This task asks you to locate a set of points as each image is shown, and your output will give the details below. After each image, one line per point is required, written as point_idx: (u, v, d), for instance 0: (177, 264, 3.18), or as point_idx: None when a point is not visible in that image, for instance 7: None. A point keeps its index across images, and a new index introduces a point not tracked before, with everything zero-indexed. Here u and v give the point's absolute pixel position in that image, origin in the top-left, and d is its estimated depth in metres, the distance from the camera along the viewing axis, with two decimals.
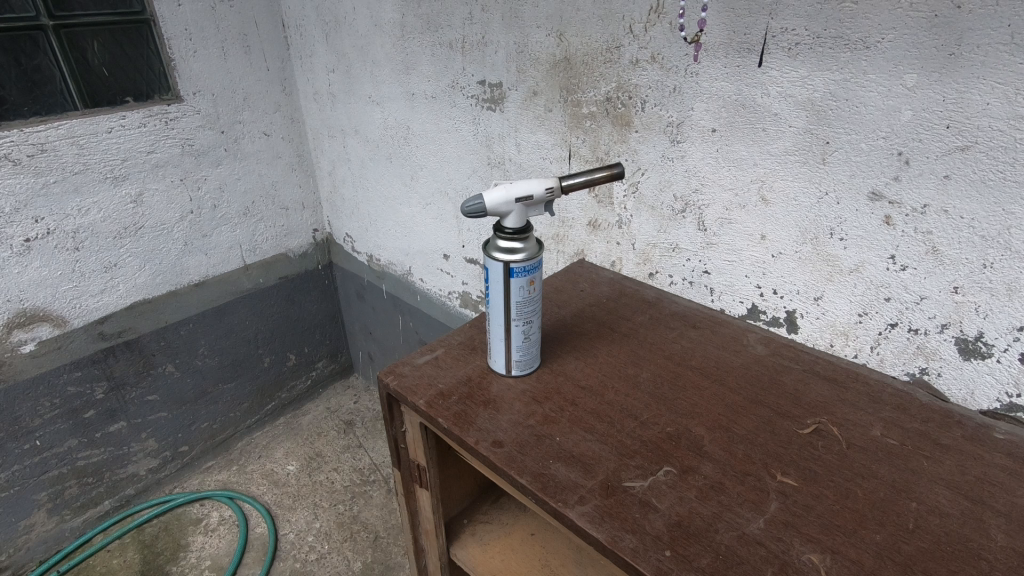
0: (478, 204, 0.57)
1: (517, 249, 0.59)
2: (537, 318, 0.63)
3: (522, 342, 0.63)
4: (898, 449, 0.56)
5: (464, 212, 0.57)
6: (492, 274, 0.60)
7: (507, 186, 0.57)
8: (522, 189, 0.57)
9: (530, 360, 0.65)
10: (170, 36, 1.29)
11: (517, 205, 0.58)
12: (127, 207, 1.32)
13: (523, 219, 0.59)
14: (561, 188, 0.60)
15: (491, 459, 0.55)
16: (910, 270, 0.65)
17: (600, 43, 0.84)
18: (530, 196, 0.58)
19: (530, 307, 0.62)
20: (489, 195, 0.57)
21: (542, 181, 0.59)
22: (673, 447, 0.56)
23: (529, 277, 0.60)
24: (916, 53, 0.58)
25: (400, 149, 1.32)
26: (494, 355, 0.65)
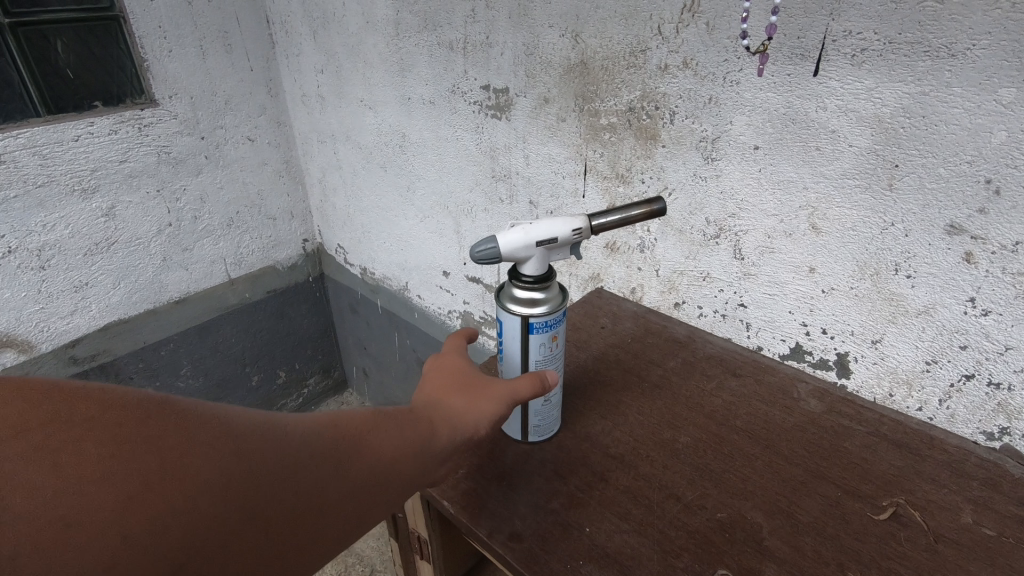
0: (490, 248, 0.47)
1: (536, 302, 0.49)
2: (558, 379, 0.54)
3: (540, 407, 0.54)
4: (999, 544, 0.46)
5: (473, 258, 0.48)
6: (507, 331, 0.51)
7: (526, 227, 0.48)
8: (545, 231, 0.48)
9: (549, 425, 0.56)
10: (142, 34, 1.18)
11: (538, 250, 0.48)
12: (99, 221, 1.22)
13: (545, 267, 0.49)
14: (590, 229, 0.51)
15: (507, 558, 0.46)
16: (993, 316, 0.56)
17: (623, 46, 0.74)
18: (554, 239, 0.48)
19: (550, 368, 0.52)
20: (505, 238, 0.47)
21: (567, 220, 0.49)
22: (727, 541, 0.46)
23: (550, 333, 0.50)
24: (1015, 64, 0.48)
25: (395, 158, 1.22)
26: (506, 419, 0.56)
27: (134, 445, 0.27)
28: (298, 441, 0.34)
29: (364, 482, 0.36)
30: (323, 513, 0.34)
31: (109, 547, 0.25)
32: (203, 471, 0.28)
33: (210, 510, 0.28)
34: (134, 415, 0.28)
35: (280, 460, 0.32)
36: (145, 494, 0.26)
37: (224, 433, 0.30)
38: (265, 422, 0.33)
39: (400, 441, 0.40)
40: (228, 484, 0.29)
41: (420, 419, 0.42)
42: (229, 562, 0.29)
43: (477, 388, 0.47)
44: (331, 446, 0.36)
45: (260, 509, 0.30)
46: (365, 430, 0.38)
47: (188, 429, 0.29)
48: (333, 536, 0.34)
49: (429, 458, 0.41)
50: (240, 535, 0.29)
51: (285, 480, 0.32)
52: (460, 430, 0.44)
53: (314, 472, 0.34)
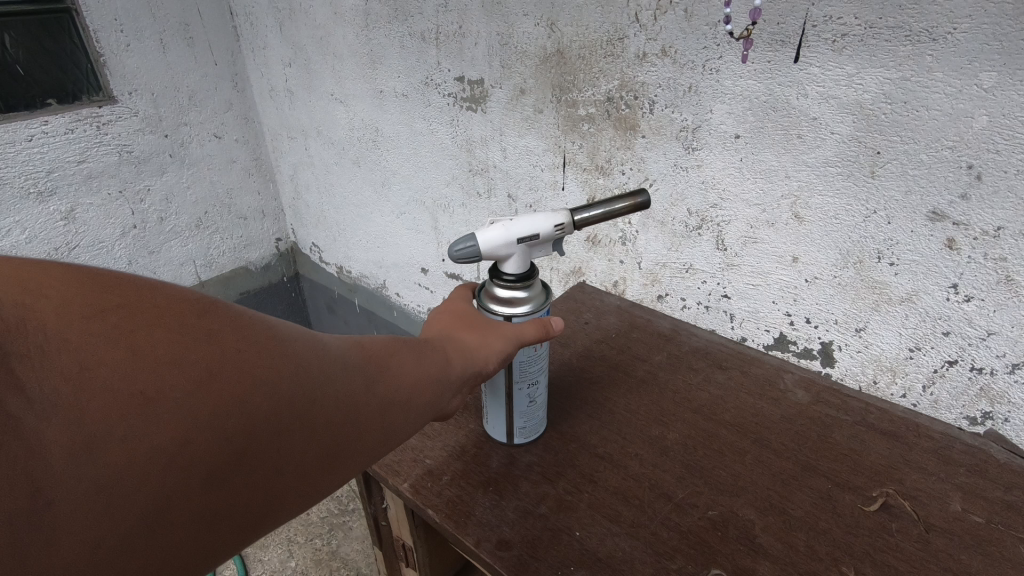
0: (469, 245, 0.46)
1: (518, 301, 0.47)
2: (543, 379, 0.52)
3: (526, 409, 0.52)
4: (988, 531, 0.46)
5: (452, 257, 0.46)
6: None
7: (506, 224, 0.46)
8: (525, 227, 0.46)
9: (534, 427, 0.54)
10: (97, 27, 1.13)
11: (519, 247, 0.46)
12: (58, 225, 1.18)
13: (527, 264, 0.48)
14: (572, 225, 0.49)
15: (496, 568, 0.44)
16: (976, 302, 0.56)
17: (600, 35, 0.72)
18: (535, 236, 0.46)
19: (535, 369, 0.51)
20: (484, 235, 0.46)
21: (549, 216, 0.48)
22: (720, 540, 0.45)
23: None
24: (996, 47, 0.48)
25: (369, 153, 1.18)
26: (490, 422, 0.54)
27: (196, 337, 0.25)
28: (344, 356, 0.33)
29: (400, 396, 0.35)
30: (369, 429, 0.32)
31: (174, 436, 0.23)
32: (262, 370, 0.27)
33: (269, 411, 0.27)
34: (192, 310, 0.26)
35: (331, 370, 0.31)
36: (209, 386, 0.24)
37: (279, 337, 0.29)
38: (313, 335, 0.31)
39: (434, 370, 0.39)
40: (287, 384, 0.28)
41: (448, 352, 0.41)
42: (281, 468, 0.27)
43: (488, 326, 0.45)
44: (374, 364, 0.34)
45: (313, 416, 0.29)
46: (402, 355, 0.37)
47: (245, 330, 0.27)
48: (374, 454, 0.33)
49: (457, 389, 0.40)
50: (292, 441, 0.28)
51: (335, 391, 0.30)
52: (483, 357, 0.43)
53: (360, 387, 0.32)
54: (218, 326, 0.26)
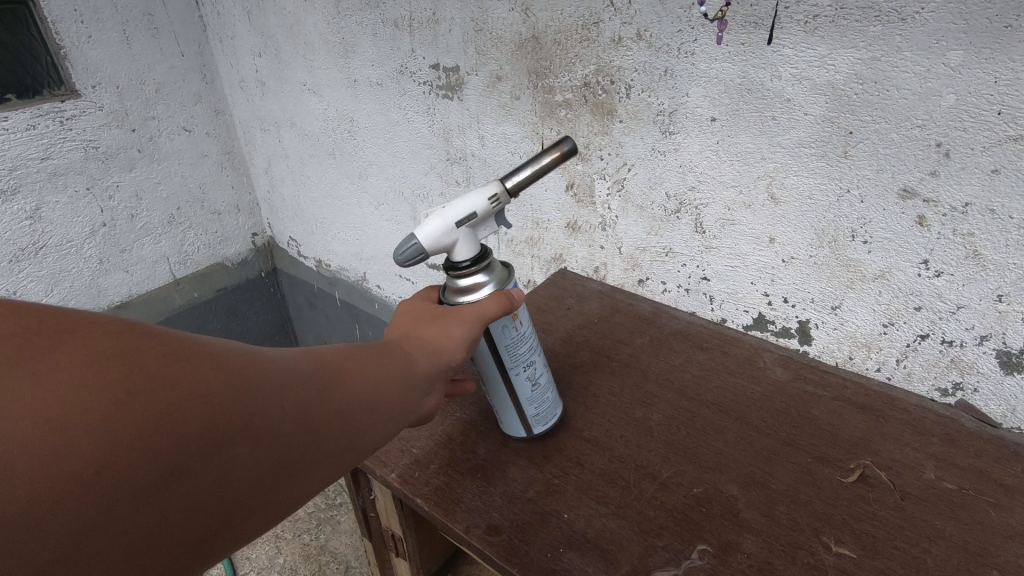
0: (412, 245, 0.46)
1: (479, 284, 0.47)
2: (538, 357, 0.52)
3: (533, 394, 0.51)
4: (960, 497, 0.48)
5: (399, 263, 0.46)
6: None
7: (441, 214, 0.46)
8: (459, 210, 0.46)
9: (548, 410, 0.53)
10: (55, 18, 1.09)
11: (461, 231, 0.47)
12: (23, 225, 1.14)
13: (478, 245, 0.48)
14: (508, 191, 0.48)
15: (486, 553, 0.44)
16: (946, 276, 0.57)
17: (575, 20, 0.72)
18: (472, 216, 0.46)
19: (527, 347, 0.51)
20: (423, 231, 0.46)
21: (480, 192, 0.47)
22: (704, 516, 0.46)
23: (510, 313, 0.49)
24: (962, 26, 0.49)
25: (344, 144, 1.17)
26: (506, 424, 0.53)
27: (117, 360, 0.25)
28: (289, 365, 0.33)
29: (351, 404, 0.35)
30: (317, 435, 0.33)
31: (99, 455, 0.23)
32: (191, 384, 0.27)
33: (203, 423, 0.27)
34: (115, 334, 0.26)
35: (271, 380, 0.31)
36: (130, 405, 0.25)
37: (209, 352, 0.29)
38: (251, 347, 0.32)
39: (390, 373, 0.39)
40: (220, 396, 0.28)
41: (404, 350, 0.41)
42: (221, 480, 0.28)
43: (443, 315, 0.45)
44: (323, 370, 0.34)
45: (252, 426, 0.29)
46: (355, 360, 0.37)
47: (172, 349, 0.28)
48: (324, 463, 0.33)
49: (420, 386, 0.40)
50: (232, 451, 0.28)
51: (276, 399, 0.31)
52: (441, 360, 0.43)
53: (306, 393, 0.33)
54: (142, 346, 0.27)
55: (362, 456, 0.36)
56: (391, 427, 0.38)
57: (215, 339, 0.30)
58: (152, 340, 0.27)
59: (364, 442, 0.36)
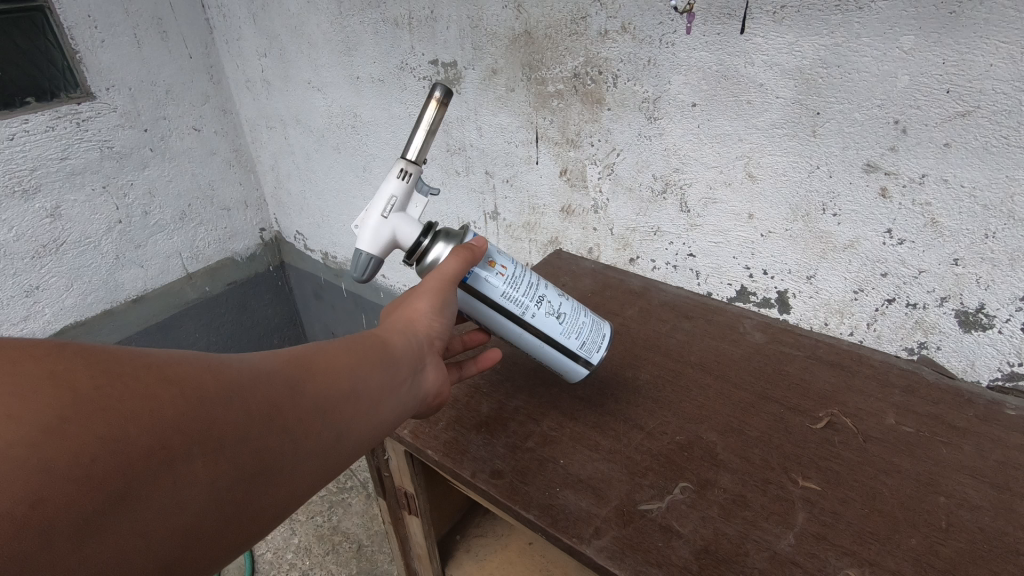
0: (362, 259, 0.54)
1: (438, 251, 0.52)
2: (548, 291, 0.55)
3: (566, 329, 0.55)
4: (916, 437, 0.53)
5: (362, 278, 0.54)
6: (480, 311, 0.54)
7: (369, 218, 0.54)
8: (379, 203, 0.54)
9: (589, 332, 0.56)
10: (71, 24, 1.14)
11: (391, 217, 0.54)
12: (44, 222, 1.19)
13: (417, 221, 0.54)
14: (412, 165, 0.56)
15: (491, 493, 0.50)
16: (908, 244, 0.62)
17: (564, 14, 0.77)
18: (389, 199, 0.54)
19: (533, 289, 0.54)
20: (365, 240, 0.54)
21: (390, 181, 0.55)
22: (686, 459, 0.52)
23: (484, 261, 0.53)
24: (913, 13, 0.54)
25: (348, 138, 1.22)
26: (567, 368, 0.57)
27: (51, 386, 0.26)
28: (242, 372, 0.35)
29: (310, 409, 0.37)
30: (276, 443, 0.35)
31: (38, 486, 0.24)
32: (135, 402, 0.28)
33: (152, 439, 0.28)
34: (50, 359, 0.27)
35: (222, 390, 0.33)
36: (67, 430, 0.26)
37: (154, 369, 0.30)
38: (199, 358, 0.33)
39: (349, 377, 0.41)
40: (168, 411, 0.29)
41: (367, 346, 0.44)
42: (179, 495, 0.29)
43: (411, 293, 0.50)
44: (277, 376, 0.37)
45: (206, 437, 0.31)
46: (313, 363, 0.40)
47: (112, 370, 0.29)
48: (288, 467, 0.35)
49: (381, 379, 0.43)
50: (187, 465, 0.30)
51: (230, 408, 0.32)
52: (399, 361, 0.45)
53: (261, 401, 0.34)
54: (77, 370, 0.28)
55: (327, 459, 0.38)
56: (354, 426, 0.41)
57: (160, 353, 0.32)
58: (90, 363, 0.28)
59: (326, 445, 0.38)
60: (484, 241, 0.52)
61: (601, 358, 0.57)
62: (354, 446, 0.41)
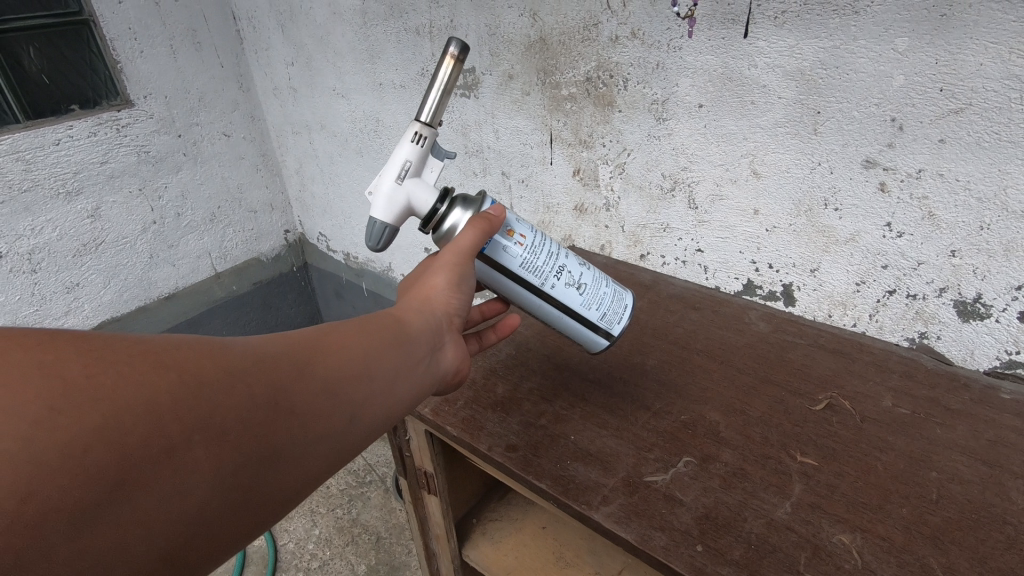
0: (378, 223, 0.57)
1: (455, 217, 0.55)
2: (568, 261, 0.58)
3: (586, 300, 0.58)
4: (911, 418, 0.56)
5: (378, 245, 0.57)
6: (502, 283, 0.57)
7: (383, 185, 0.57)
8: (393, 170, 0.56)
9: (609, 302, 0.59)
10: (112, 36, 1.21)
11: (405, 183, 0.57)
12: (85, 222, 1.26)
13: (432, 186, 0.57)
14: (425, 129, 0.58)
15: (506, 464, 0.54)
16: (906, 236, 0.65)
17: (577, 22, 0.81)
18: (403, 165, 0.56)
19: (553, 260, 0.57)
20: (380, 208, 0.57)
21: (404, 147, 0.57)
22: (690, 435, 0.55)
23: (504, 231, 0.55)
24: (906, 16, 0.57)
25: (371, 142, 1.27)
26: (588, 338, 0.60)
27: (43, 376, 0.26)
28: (245, 354, 0.34)
29: (319, 393, 0.37)
30: (283, 426, 0.35)
31: (28, 482, 0.24)
32: (132, 391, 0.28)
33: (150, 428, 0.28)
34: (41, 349, 0.27)
35: (224, 373, 0.32)
36: (57, 424, 0.26)
37: (152, 353, 0.30)
38: (201, 341, 0.33)
39: (361, 360, 0.41)
40: (166, 398, 0.29)
41: (379, 329, 0.44)
42: (181, 483, 0.29)
43: (428, 270, 0.51)
44: (284, 358, 0.36)
45: (208, 424, 0.30)
46: (323, 344, 0.39)
47: (108, 356, 0.29)
48: (298, 451, 0.35)
49: (393, 362, 0.43)
50: (188, 453, 0.29)
51: (234, 391, 0.32)
52: (411, 345, 0.45)
53: (266, 384, 0.34)
54: (71, 359, 0.28)
55: (338, 442, 0.38)
56: (367, 410, 0.40)
57: (160, 337, 0.32)
58: (84, 351, 0.28)
59: (337, 428, 0.38)
60: (502, 209, 0.54)
61: (623, 327, 0.61)
62: (368, 428, 0.41)
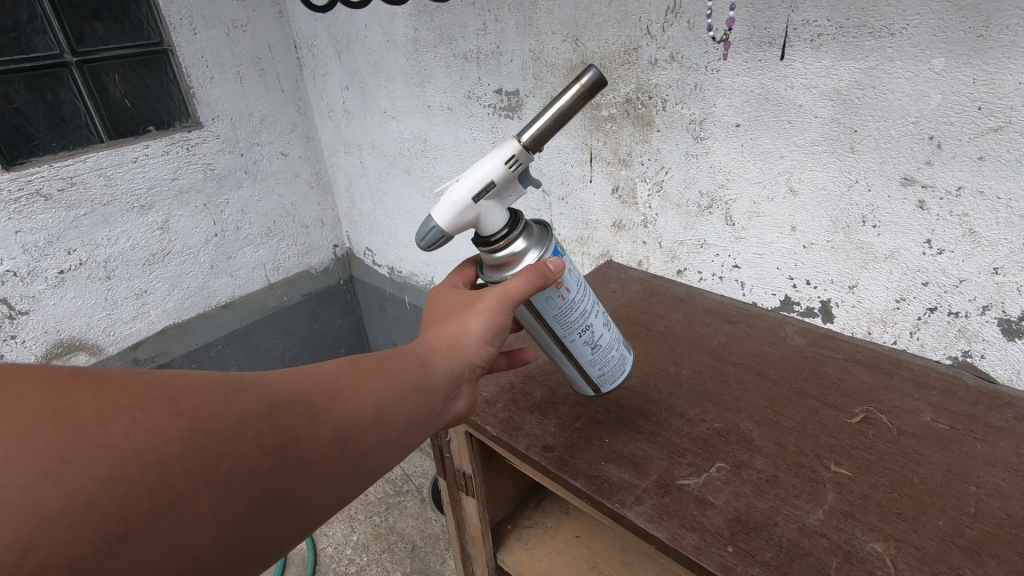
0: (436, 226, 0.53)
1: (518, 249, 0.53)
2: (595, 321, 0.57)
3: (594, 359, 0.58)
4: (950, 433, 0.56)
5: (426, 246, 0.53)
6: (527, 318, 0.55)
7: (456, 191, 0.52)
8: (475, 185, 0.52)
9: (613, 365, 0.60)
10: (187, 64, 1.32)
11: (481, 203, 0.52)
12: (155, 234, 1.36)
13: (505, 209, 0.54)
14: (524, 148, 0.53)
15: (543, 463, 0.56)
16: (947, 253, 0.65)
17: (617, 46, 0.85)
18: (487, 185, 0.52)
19: (583, 319, 0.56)
20: (444, 213, 0.53)
21: (495, 160, 0.52)
22: (723, 442, 0.56)
23: (556, 286, 0.53)
24: (943, 37, 0.58)
25: (418, 161, 1.33)
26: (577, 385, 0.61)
27: (55, 421, 0.27)
28: (259, 397, 0.34)
29: (326, 441, 0.37)
30: (290, 475, 0.34)
31: (33, 533, 0.24)
32: (144, 437, 0.28)
33: (157, 478, 0.28)
34: (58, 394, 0.28)
35: (236, 421, 0.32)
36: (66, 471, 0.26)
37: (165, 398, 0.30)
38: (217, 383, 0.33)
39: (371, 406, 0.41)
40: (174, 445, 0.29)
41: (398, 373, 0.44)
42: (184, 535, 0.29)
43: (459, 313, 0.51)
44: (296, 403, 0.36)
45: (215, 473, 0.30)
46: (335, 390, 0.39)
47: (121, 401, 0.29)
48: (301, 499, 0.35)
49: (403, 409, 0.43)
50: (193, 502, 0.29)
51: (244, 439, 0.32)
52: (426, 390, 0.45)
53: (276, 431, 0.34)
54: (84, 404, 0.28)
55: (341, 490, 0.38)
56: (371, 456, 0.41)
57: (175, 377, 0.32)
58: (97, 395, 0.29)
59: (340, 476, 0.38)
60: (562, 264, 0.52)
61: (612, 388, 0.62)
62: (369, 475, 0.41)
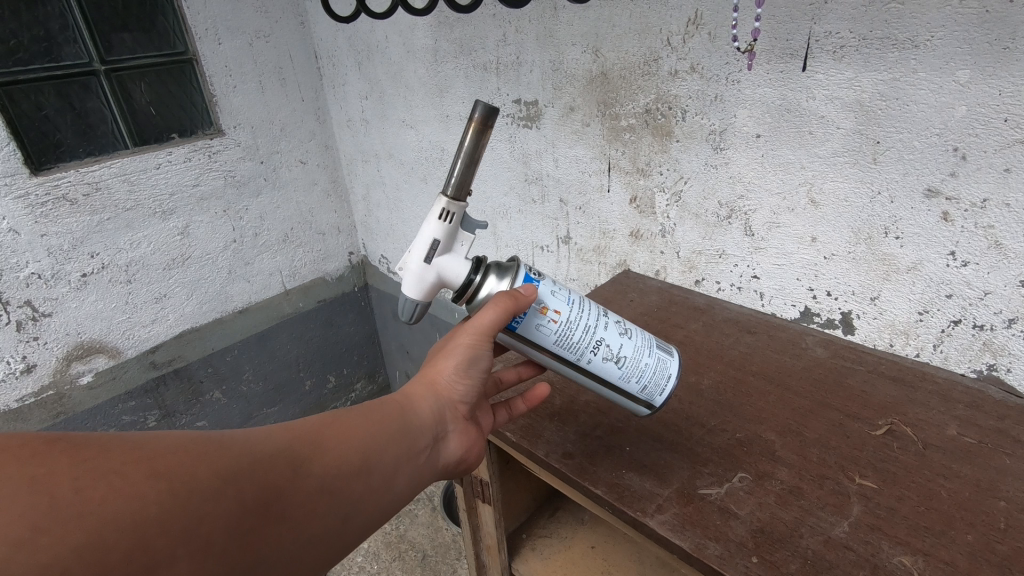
0: (408, 300, 0.60)
1: (490, 285, 0.57)
2: (606, 334, 0.56)
3: (626, 373, 0.56)
4: (976, 447, 0.55)
5: (407, 318, 0.60)
6: (537, 354, 0.57)
7: (411, 261, 0.59)
8: (422, 248, 0.58)
9: (651, 375, 0.57)
10: (211, 73, 1.35)
11: (434, 262, 0.59)
12: (176, 238, 1.38)
13: (463, 259, 0.59)
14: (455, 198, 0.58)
15: (563, 471, 0.56)
16: (972, 266, 0.65)
17: (638, 57, 0.85)
18: (431, 244, 0.58)
19: (591, 335, 0.55)
20: (410, 284, 0.60)
21: (431, 221, 0.58)
22: (745, 453, 0.56)
23: (536, 308, 0.54)
24: (968, 49, 0.58)
25: (436, 170, 1.35)
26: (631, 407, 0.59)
27: (35, 492, 0.29)
28: (241, 453, 0.37)
29: (307, 494, 0.40)
30: (271, 530, 0.37)
31: None
32: (122, 503, 0.31)
33: (135, 542, 0.30)
34: (39, 462, 0.30)
35: (216, 481, 0.35)
36: (41, 542, 0.28)
37: (145, 462, 0.33)
38: (199, 442, 0.36)
39: (352, 457, 0.43)
40: (153, 508, 0.31)
41: (378, 425, 0.47)
42: None
43: (438, 352, 0.53)
44: (278, 458, 0.39)
45: (192, 536, 0.33)
46: (315, 443, 0.42)
47: (101, 467, 0.31)
48: (283, 552, 0.38)
49: (386, 458, 0.46)
50: (171, 566, 0.31)
51: (225, 499, 0.34)
52: (406, 436, 0.48)
53: (255, 489, 0.36)
54: (62, 470, 0.30)
55: (325, 542, 0.41)
56: (357, 504, 0.43)
57: (155, 440, 0.34)
58: (73, 461, 0.31)
59: (324, 528, 0.41)
60: (533, 289, 0.52)
61: (666, 399, 0.59)
62: (356, 523, 0.43)
